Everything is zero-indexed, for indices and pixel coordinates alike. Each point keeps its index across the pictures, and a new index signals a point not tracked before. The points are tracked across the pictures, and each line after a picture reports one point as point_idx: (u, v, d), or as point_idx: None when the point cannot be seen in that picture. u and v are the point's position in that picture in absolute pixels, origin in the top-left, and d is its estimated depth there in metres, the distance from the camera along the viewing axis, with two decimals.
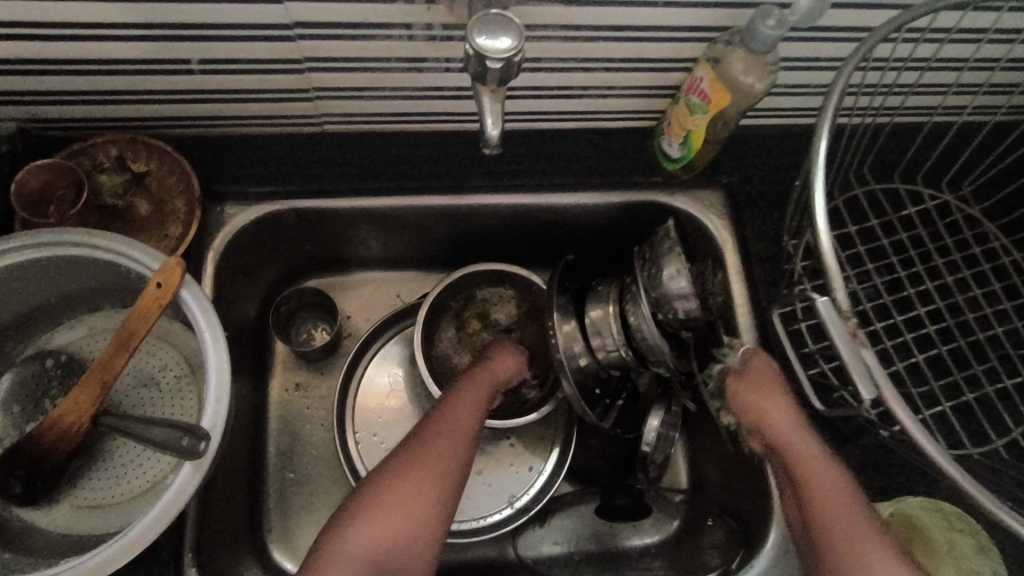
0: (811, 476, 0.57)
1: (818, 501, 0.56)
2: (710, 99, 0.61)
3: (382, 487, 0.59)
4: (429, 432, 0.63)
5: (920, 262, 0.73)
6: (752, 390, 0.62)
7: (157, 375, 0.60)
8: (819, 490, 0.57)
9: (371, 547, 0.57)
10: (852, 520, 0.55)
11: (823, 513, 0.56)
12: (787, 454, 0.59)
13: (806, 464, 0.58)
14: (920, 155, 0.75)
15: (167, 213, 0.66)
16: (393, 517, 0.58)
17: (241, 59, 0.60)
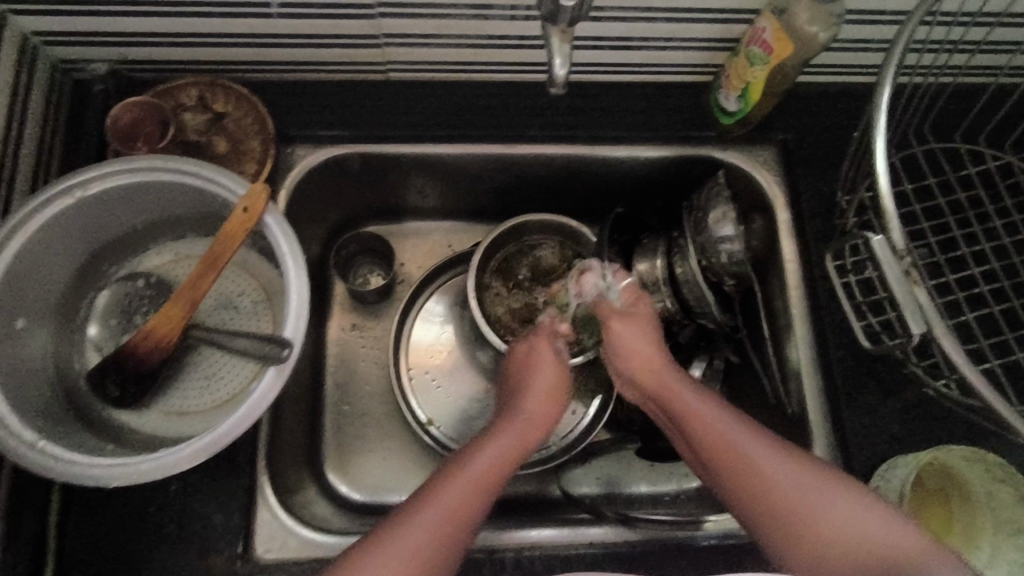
0: (749, 447, 0.60)
1: (751, 467, 0.60)
2: (771, 48, 0.62)
3: (452, 478, 0.61)
4: (510, 436, 0.68)
5: (977, 223, 0.72)
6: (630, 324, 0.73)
7: (236, 299, 0.65)
8: (746, 456, 0.60)
9: (434, 531, 0.57)
10: (795, 485, 0.58)
11: (746, 474, 0.60)
12: (694, 427, 0.64)
13: (725, 434, 0.62)
14: (982, 116, 0.75)
15: (243, 151, 0.70)
16: (458, 503, 0.59)
17: (319, 4, 0.64)
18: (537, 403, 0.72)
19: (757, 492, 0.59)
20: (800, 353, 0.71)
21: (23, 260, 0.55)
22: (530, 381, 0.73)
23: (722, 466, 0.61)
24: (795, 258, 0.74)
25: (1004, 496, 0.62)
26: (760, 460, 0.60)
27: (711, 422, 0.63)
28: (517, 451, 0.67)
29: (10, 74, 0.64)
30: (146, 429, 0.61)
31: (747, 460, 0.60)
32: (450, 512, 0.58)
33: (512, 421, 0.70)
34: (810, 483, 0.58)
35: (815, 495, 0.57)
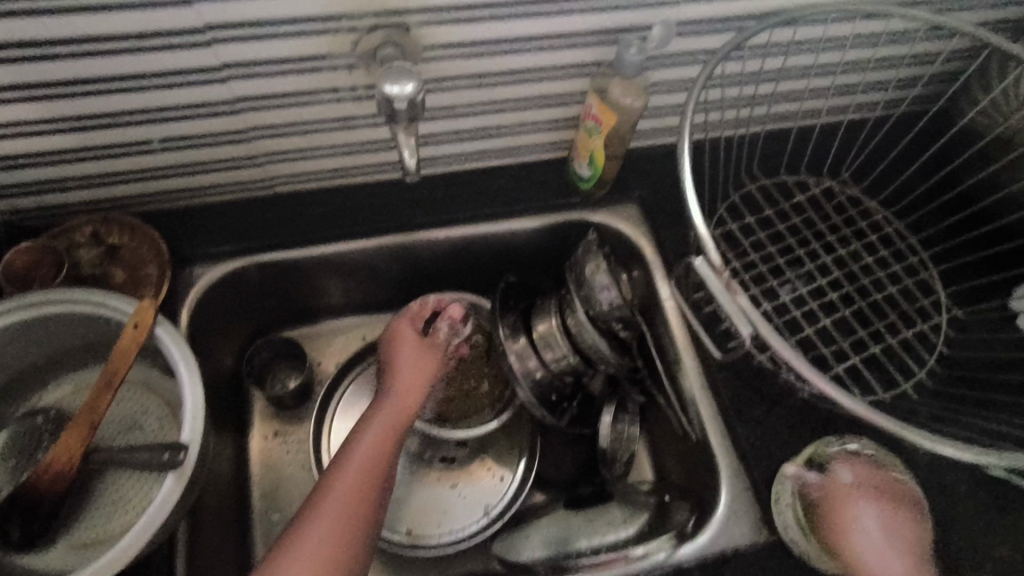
0: (866, 561, 0.63)
1: (844, 518, 0.65)
2: (601, 119, 0.72)
3: (347, 459, 0.64)
4: (387, 409, 0.71)
5: (814, 241, 0.82)
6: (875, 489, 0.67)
7: (140, 419, 0.66)
8: (847, 508, 0.66)
9: (343, 510, 0.61)
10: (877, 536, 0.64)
11: (846, 526, 0.65)
12: (852, 552, 0.64)
13: (825, 490, 0.67)
14: (798, 152, 0.87)
15: (140, 277, 0.74)
16: (362, 478, 0.63)
17: (196, 136, 0.70)
18: (405, 377, 0.74)
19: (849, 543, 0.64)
20: (691, 380, 0.78)
21: None
22: (401, 360, 0.76)
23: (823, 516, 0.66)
24: (671, 296, 0.81)
25: (886, 478, 0.70)
26: (849, 505, 0.66)
27: (870, 547, 0.63)
28: (398, 421, 0.70)
29: None
30: (54, 567, 0.60)
31: (841, 514, 0.66)
32: (346, 503, 0.61)
33: (394, 392, 0.73)
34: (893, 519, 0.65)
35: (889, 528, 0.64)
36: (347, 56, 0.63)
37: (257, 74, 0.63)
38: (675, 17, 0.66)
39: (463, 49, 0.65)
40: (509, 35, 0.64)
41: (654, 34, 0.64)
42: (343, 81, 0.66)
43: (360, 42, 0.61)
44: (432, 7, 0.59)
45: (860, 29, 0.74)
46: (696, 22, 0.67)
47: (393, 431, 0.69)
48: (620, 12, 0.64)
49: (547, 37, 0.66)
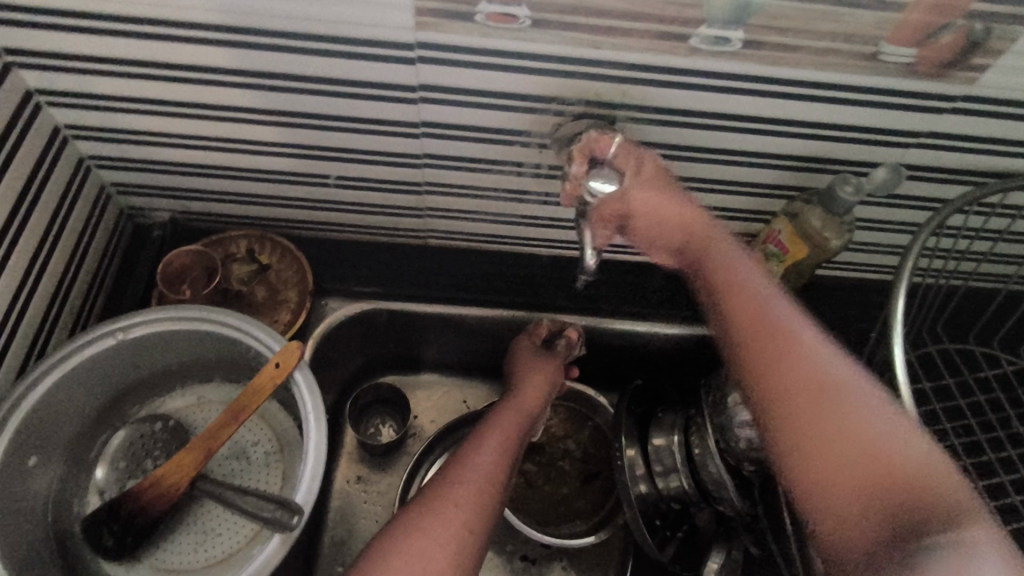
0: (841, 375, 0.51)
1: (839, 396, 0.50)
2: (786, 249, 0.67)
3: (466, 466, 0.63)
4: (506, 424, 0.69)
5: (1000, 428, 0.72)
6: (755, 334, 0.55)
7: (248, 449, 0.64)
8: (785, 356, 0.53)
9: (461, 516, 0.59)
10: (864, 417, 0.49)
11: (816, 428, 0.50)
12: (829, 426, 0.49)
13: (784, 336, 0.54)
14: (995, 321, 0.77)
15: (279, 300, 0.74)
16: (473, 494, 0.61)
17: (372, 179, 0.70)
18: (524, 393, 0.73)
19: (842, 454, 0.48)
20: None
21: (45, 402, 0.56)
22: (521, 375, 0.75)
23: (767, 382, 0.53)
24: None
25: None
26: (866, 416, 0.49)
27: (872, 436, 0.48)
28: (511, 440, 0.68)
29: (80, 219, 0.69)
30: None
31: (836, 431, 0.49)
32: (477, 492, 0.61)
33: (511, 405, 0.72)
34: (887, 434, 0.48)
35: (899, 443, 0.47)
36: (543, 136, 0.62)
37: (452, 136, 0.63)
38: (900, 159, 0.61)
39: (664, 149, 0.62)
40: (717, 144, 0.61)
41: (878, 175, 0.59)
42: (529, 156, 0.64)
43: (562, 127, 0.60)
44: (647, 105, 0.57)
45: None
46: (925, 168, 0.62)
47: (508, 446, 0.67)
48: (843, 144, 0.60)
49: (754, 153, 0.62)
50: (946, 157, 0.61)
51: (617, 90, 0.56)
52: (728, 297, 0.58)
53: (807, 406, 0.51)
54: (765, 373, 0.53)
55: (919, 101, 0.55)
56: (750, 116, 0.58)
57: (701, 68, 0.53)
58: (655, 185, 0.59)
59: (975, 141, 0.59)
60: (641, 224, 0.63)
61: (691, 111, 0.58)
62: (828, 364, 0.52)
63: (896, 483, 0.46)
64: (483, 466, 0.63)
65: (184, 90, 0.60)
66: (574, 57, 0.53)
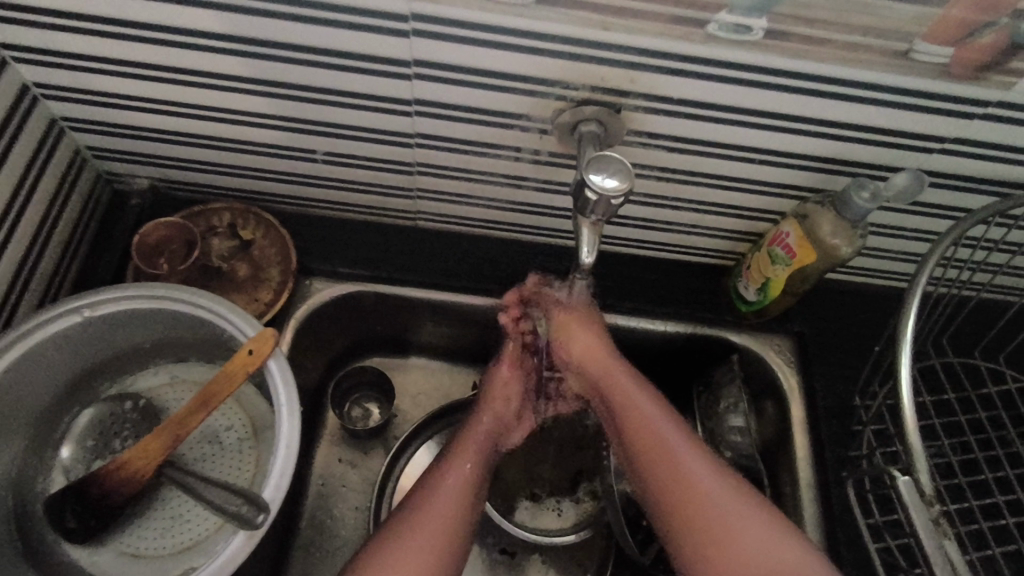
0: (682, 468, 0.61)
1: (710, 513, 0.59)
2: (794, 253, 0.63)
3: (468, 439, 0.68)
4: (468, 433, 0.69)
5: (999, 447, 0.70)
6: (648, 436, 0.63)
7: (221, 433, 0.62)
8: (687, 489, 0.60)
9: (432, 532, 0.61)
10: (755, 546, 0.57)
11: (697, 516, 0.59)
12: (671, 488, 0.60)
13: (681, 475, 0.61)
14: (1001, 337, 0.75)
15: (261, 278, 0.71)
16: (445, 510, 0.62)
17: (362, 156, 0.66)
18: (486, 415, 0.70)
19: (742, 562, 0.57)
20: None
21: (6, 376, 0.53)
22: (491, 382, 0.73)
23: (674, 517, 0.60)
24: (808, 458, 0.69)
25: None
26: (705, 510, 0.59)
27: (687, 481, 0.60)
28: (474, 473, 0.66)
29: (52, 182, 0.65)
30: (96, 570, 0.56)
31: (728, 549, 0.57)
32: (434, 537, 0.60)
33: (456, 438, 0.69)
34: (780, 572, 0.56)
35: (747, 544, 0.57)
36: (543, 121, 0.58)
37: (447, 116, 0.59)
38: (922, 165, 0.57)
39: (671, 142, 0.58)
40: (728, 140, 0.57)
41: (897, 181, 0.56)
42: (528, 141, 0.61)
43: (565, 113, 0.56)
44: (657, 96, 0.54)
45: None
46: (947, 175, 0.59)
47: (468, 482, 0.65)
48: (864, 146, 0.56)
49: (767, 151, 0.58)
50: (971, 165, 0.57)
51: (626, 76, 0.52)
52: (636, 434, 0.64)
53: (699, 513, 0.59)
54: (654, 477, 0.62)
55: (951, 105, 0.51)
56: (765, 111, 0.54)
57: (718, 57, 0.49)
58: (580, 326, 0.69)
59: (1004, 150, 0.55)
60: (631, 419, 0.65)
61: (704, 103, 0.54)
62: (695, 471, 0.61)
63: None
64: (443, 501, 0.63)
65: (161, 52, 0.56)
66: (581, 39, 0.49)
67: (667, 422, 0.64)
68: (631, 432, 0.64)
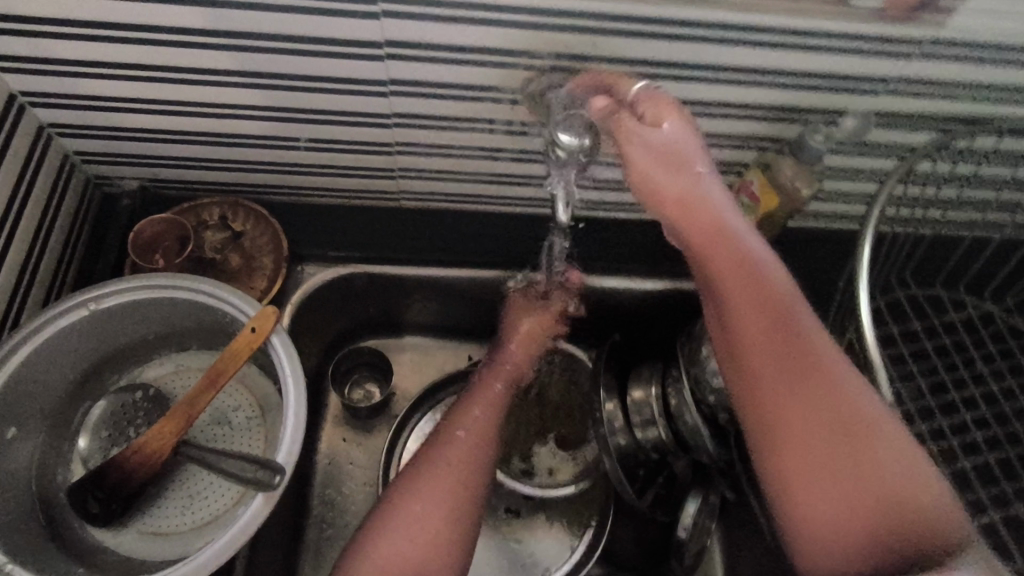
0: (823, 351, 0.51)
1: (829, 402, 0.49)
2: (758, 201, 0.67)
3: (473, 415, 0.66)
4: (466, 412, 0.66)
5: (963, 370, 0.75)
6: (711, 341, 0.64)
7: (230, 414, 0.65)
8: (826, 378, 0.50)
9: (444, 489, 0.58)
10: (891, 469, 0.48)
11: (812, 453, 0.49)
12: (768, 369, 0.51)
13: (830, 361, 0.50)
14: (960, 268, 0.79)
15: (256, 267, 0.74)
16: (456, 471, 0.60)
17: (343, 140, 0.69)
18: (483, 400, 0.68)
19: (857, 479, 0.48)
20: None
21: (20, 370, 0.55)
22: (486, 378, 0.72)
23: (748, 406, 0.52)
24: None
25: None
26: (852, 407, 0.49)
27: (840, 385, 0.50)
28: (484, 441, 0.64)
29: (45, 188, 0.68)
30: (122, 550, 0.59)
31: (862, 464, 0.48)
32: (447, 491, 0.58)
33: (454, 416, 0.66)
34: (891, 473, 0.47)
35: (892, 466, 0.48)
36: (513, 92, 0.61)
37: (421, 94, 0.62)
38: (869, 107, 0.61)
39: None
40: (688, 97, 0.61)
41: (847, 124, 0.60)
42: (500, 113, 0.64)
43: (533, 82, 0.59)
44: (617, 58, 0.57)
45: None
46: (894, 115, 0.63)
47: (476, 450, 0.62)
48: (814, 93, 0.60)
49: (726, 105, 0.62)
50: (915, 104, 0.61)
51: (587, 42, 0.55)
52: (695, 347, 0.63)
53: (810, 403, 0.49)
54: (733, 354, 0.53)
55: (889, 47, 0.55)
56: (720, 66, 0.57)
57: (671, 16, 0.52)
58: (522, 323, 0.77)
59: (945, 87, 0.59)
60: None
61: (663, 62, 0.57)
62: (862, 387, 0.50)
63: (900, 518, 0.47)
64: (452, 463, 0.60)
65: (143, 51, 0.58)
66: (541, 8, 0.52)
67: (732, 341, 0.63)
68: (701, 353, 0.64)
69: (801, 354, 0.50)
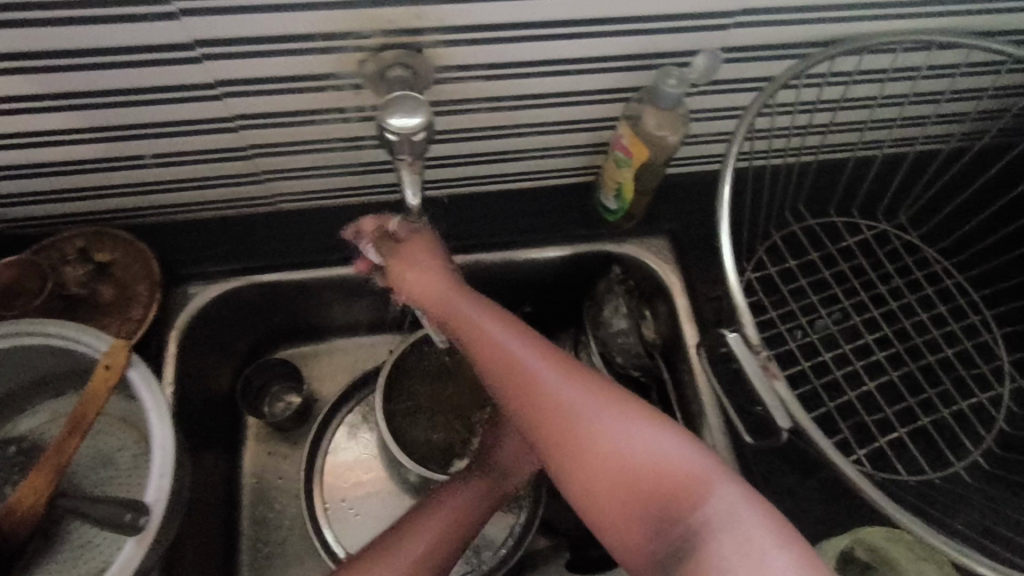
0: (539, 372, 0.53)
1: (591, 444, 0.50)
2: (631, 153, 0.65)
3: (441, 519, 0.63)
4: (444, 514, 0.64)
5: (863, 291, 0.75)
6: (471, 326, 0.58)
7: (115, 455, 0.62)
8: (542, 397, 0.52)
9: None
10: (623, 435, 0.50)
11: (559, 424, 0.51)
12: (512, 377, 0.54)
13: (510, 359, 0.55)
14: (852, 191, 0.79)
15: (130, 297, 0.70)
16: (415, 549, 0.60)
17: (193, 151, 0.65)
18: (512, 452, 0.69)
19: (638, 499, 0.49)
20: (718, 443, 0.70)
21: None
22: None
23: (541, 431, 0.52)
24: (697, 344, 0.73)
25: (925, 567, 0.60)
26: (580, 421, 0.51)
27: (534, 376, 0.53)
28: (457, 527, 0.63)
29: None
30: None
31: (582, 447, 0.50)
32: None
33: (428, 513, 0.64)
34: (655, 440, 0.49)
35: (638, 446, 0.49)
36: (352, 76, 0.58)
37: (254, 91, 0.58)
38: (720, 42, 0.59)
39: (481, 70, 0.59)
40: (534, 58, 0.58)
41: (699, 64, 0.58)
42: (347, 100, 0.60)
43: (367, 63, 0.56)
44: (446, 27, 0.54)
45: (935, 59, 0.66)
46: (748, 47, 0.61)
47: (456, 515, 0.64)
48: (661, 36, 0.58)
49: (577, 60, 0.59)
50: (766, 34, 0.59)
51: (408, 14, 0.52)
52: (444, 310, 0.61)
53: (557, 432, 0.51)
54: (489, 379, 0.56)
55: None
56: (555, 21, 0.55)
57: None
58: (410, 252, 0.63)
59: (792, 13, 0.57)
60: (424, 297, 0.62)
61: (496, 25, 0.54)
62: (547, 375, 0.53)
63: (673, 490, 0.48)
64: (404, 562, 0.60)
65: None
66: None
67: (484, 317, 0.58)
68: (456, 331, 0.59)
69: (514, 375, 0.54)
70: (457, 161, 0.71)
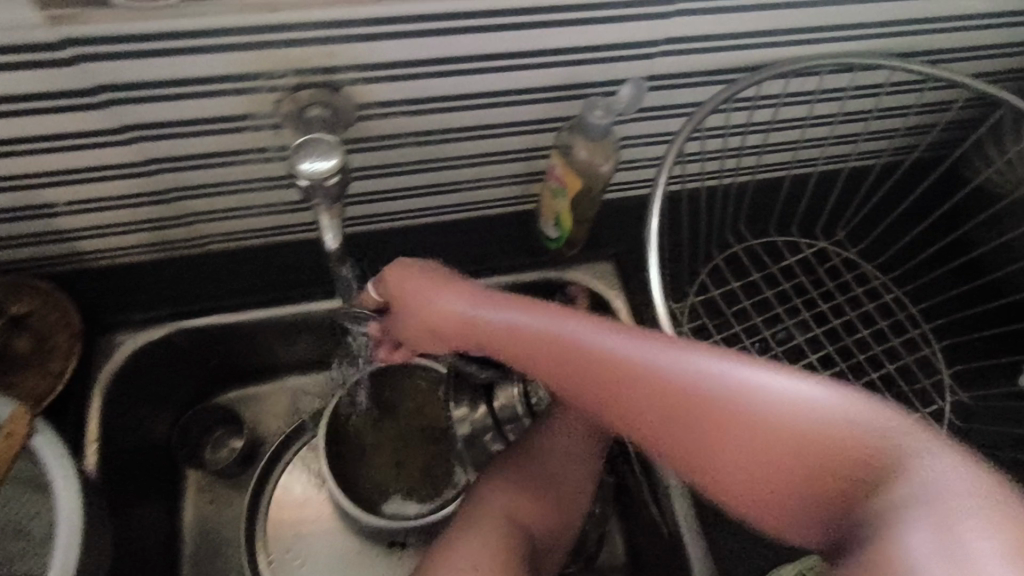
0: (636, 369, 0.48)
1: (742, 428, 0.45)
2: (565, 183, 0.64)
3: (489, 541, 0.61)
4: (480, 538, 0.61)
5: (805, 310, 0.76)
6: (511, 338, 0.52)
7: (27, 524, 0.59)
8: (631, 391, 0.48)
9: None
10: (755, 412, 0.45)
11: (676, 429, 0.47)
12: (580, 380, 0.49)
13: (588, 359, 0.49)
14: (791, 209, 0.80)
15: (48, 349, 0.66)
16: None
17: (108, 196, 0.62)
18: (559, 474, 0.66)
19: (774, 482, 0.45)
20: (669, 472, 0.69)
21: None
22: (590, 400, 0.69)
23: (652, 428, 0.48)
24: None
25: None
26: (693, 412, 0.46)
27: (635, 371, 0.48)
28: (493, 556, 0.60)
29: None
30: None
31: (730, 437, 0.46)
32: None
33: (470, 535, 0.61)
34: (794, 419, 0.44)
35: (771, 412, 0.44)
36: (269, 116, 0.56)
37: (167, 134, 0.56)
38: (644, 71, 0.59)
39: (404, 106, 0.57)
40: (458, 92, 0.57)
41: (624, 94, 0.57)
42: (267, 140, 0.58)
43: (283, 103, 0.54)
44: (362, 65, 0.53)
45: (858, 79, 0.67)
46: (673, 75, 0.61)
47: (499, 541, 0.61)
48: (584, 66, 0.57)
49: (503, 92, 0.58)
50: (690, 61, 0.59)
51: (321, 53, 0.51)
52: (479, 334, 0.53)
53: (666, 426, 0.47)
54: (566, 387, 0.50)
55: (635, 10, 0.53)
56: (474, 56, 0.54)
57: (396, 14, 0.49)
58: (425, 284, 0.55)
59: (711, 40, 0.57)
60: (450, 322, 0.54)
61: (413, 60, 0.53)
62: (648, 364, 0.48)
63: (854, 457, 0.43)
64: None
65: None
66: (251, 26, 0.47)
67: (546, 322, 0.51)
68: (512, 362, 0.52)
69: (605, 372, 0.48)
70: (390, 195, 0.68)
